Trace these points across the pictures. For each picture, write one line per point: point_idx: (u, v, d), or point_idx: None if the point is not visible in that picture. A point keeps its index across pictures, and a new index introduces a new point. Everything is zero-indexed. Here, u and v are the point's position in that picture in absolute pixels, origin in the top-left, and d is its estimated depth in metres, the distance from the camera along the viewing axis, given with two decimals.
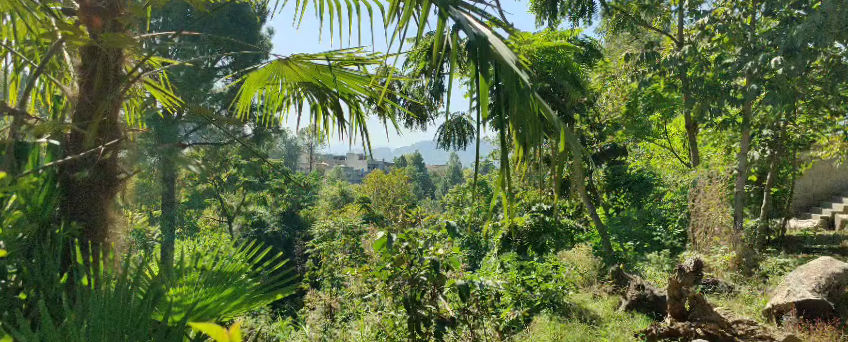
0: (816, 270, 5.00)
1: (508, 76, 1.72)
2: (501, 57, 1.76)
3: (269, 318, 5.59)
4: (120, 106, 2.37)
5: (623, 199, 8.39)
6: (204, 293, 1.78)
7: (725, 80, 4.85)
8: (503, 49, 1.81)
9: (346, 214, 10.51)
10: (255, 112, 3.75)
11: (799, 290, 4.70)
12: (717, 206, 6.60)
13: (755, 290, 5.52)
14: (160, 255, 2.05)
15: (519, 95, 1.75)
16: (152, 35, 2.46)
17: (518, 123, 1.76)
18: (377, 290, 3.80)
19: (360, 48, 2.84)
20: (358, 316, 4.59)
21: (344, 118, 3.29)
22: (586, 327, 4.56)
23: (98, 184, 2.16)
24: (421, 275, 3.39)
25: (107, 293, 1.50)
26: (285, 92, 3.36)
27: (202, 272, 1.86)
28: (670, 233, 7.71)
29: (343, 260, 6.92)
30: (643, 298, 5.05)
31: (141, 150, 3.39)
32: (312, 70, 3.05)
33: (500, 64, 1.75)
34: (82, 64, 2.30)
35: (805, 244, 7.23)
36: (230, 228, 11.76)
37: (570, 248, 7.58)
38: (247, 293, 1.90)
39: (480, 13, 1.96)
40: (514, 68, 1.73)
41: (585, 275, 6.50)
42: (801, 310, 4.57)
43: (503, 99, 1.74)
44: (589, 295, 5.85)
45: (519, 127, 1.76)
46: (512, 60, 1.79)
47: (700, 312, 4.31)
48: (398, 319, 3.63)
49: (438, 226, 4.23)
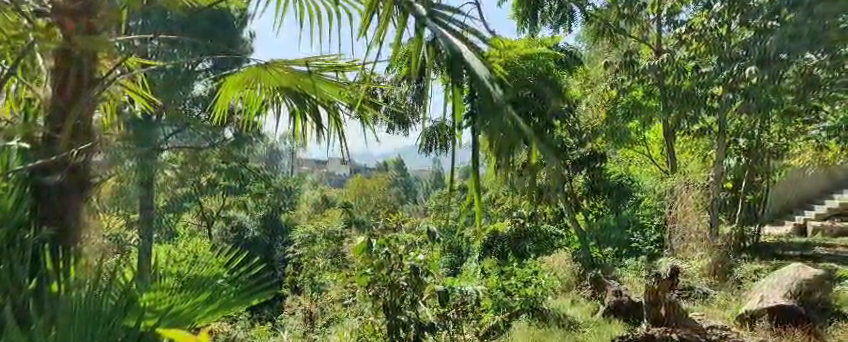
0: (790, 277, 5.11)
1: (480, 86, 1.75)
2: (474, 68, 1.78)
3: (248, 324, 5.55)
4: (95, 109, 2.40)
5: (603, 205, 8.37)
6: (180, 299, 1.76)
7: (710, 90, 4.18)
8: (476, 63, 1.81)
9: (329, 220, 10.52)
10: (235, 115, 3.74)
11: (772, 297, 4.86)
12: (695, 213, 6.91)
13: (730, 296, 5.64)
14: (136, 262, 2.01)
15: (496, 108, 1.73)
16: (131, 39, 2.46)
17: (494, 130, 1.74)
18: (358, 295, 3.82)
19: (338, 55, 2.86)
20: (338, 321, 4.61)
21: (322, 125, 3.34)
22: (565, 332, 4.61)
23: (71, 188, 2.18)
24: (401, 281, 3.43)
25: (83, 296, 1.49)
26: (263, 96, 3.35)
27: (177, 278, 1.83)
28: (647, 239, 7.88)
29: (324, 266, 6.91)
30: (621, 303, 5.11)
31: (120, 153, 3.34)
32: (291, 77, 3.08)
33: (472, 75, 1.77)
34: (55, 66, 2.31)
35: (778, 250, 7.45)
36: (211, 233, 11.69)
37: (550, 254, 7.65)
38: (224, 299, 1.85)
39: (459, 24, 1.91)
40: (487, 83, 1.75)
41: (565, 281, 6.56)
42: (774, 315, 4.63)
43: (476, 107, 1.77)
44: (569, 300, 5.92)
45: (496, 133, 1.75)
46: (489, 73, 1.82)
47: (677, 317, 4.37)
48: (378, 325, 3.64)
49: (418, 231, 4.29)
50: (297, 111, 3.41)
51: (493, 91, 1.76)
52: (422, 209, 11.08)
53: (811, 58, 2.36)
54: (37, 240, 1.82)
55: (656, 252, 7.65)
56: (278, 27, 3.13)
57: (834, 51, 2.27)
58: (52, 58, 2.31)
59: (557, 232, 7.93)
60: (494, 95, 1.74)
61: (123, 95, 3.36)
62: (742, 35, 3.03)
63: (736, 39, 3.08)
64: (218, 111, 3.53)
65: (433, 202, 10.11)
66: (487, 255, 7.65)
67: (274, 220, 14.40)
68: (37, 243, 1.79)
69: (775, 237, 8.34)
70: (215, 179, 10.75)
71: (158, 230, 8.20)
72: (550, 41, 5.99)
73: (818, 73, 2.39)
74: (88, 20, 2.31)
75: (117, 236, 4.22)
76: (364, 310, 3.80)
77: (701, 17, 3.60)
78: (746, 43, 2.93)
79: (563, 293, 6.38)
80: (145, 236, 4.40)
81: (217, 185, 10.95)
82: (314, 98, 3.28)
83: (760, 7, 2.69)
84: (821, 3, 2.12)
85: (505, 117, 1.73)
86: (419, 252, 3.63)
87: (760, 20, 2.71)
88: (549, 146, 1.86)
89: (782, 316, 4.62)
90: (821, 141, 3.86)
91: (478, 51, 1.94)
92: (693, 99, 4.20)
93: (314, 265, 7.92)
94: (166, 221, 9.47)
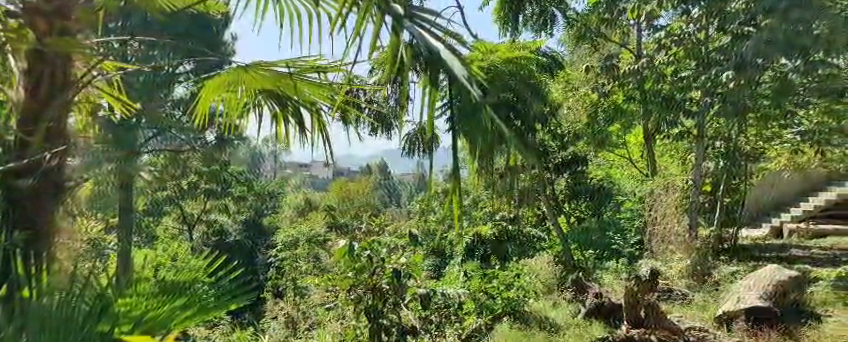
0: (764, 278, 5.17)
1: (460, 87, 1.75)
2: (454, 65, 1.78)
3: (228, 329, 5.50)
4: (69, 111, 2.37)
5: (584, 208, 8.46)
6: (157, 303, 1.71)
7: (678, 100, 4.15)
8: (455, 63, 1.81)
9: (312, 223, 10.48)
10: (215, 118, 3.70)
11: (748, 297, 4.89)
12: (674, 215, 7.00)
13: (708, 297, 5.73)
14: (114, 267, 1.99)
15: (476, 110, 1.74)
16: (107, 41, 2.43)
17: (470, 130, 1.74)
18: (339, 298, 3.82)
19: (320, 56, 2.87)
20: (320, 324, 4.58)
21: (305, 127, 3.32)
22: (545, 334, 4.64)
23: (45, 192, 2.16)
24: (382, 284, 3.43)
25: (55, 304, 1.45)
26: (244, 99, 3.33)
27: (152, 282, 1.77)
28: (627, 242, 7.70)
29: (306, 269, 6.87)
30: (602, 305, 5.17)
31: (98, 156, 3.29)
32: (273, 79, 3.10)
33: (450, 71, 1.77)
34: (27, 68, 2.27)
35: (755, 252, 7.57)
36: (192, 236, 11.57)
37: (531, 257, 7.70)
38: (204, 301, 1.84)
39: (439, 28, 1.92)
40: (467, 84, 1.75)
41: (546, 283, 6.63)
42: (750, 316, 4.71)
43: (455, 103, 1.77)
44: (550, 302, 5.96)
45: (471, 134, 1.74)
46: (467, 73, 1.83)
47: (656, 319, 4.49)
48: (359, 329, 3.63)
49: (400, 234, 4.30)
50: (279, 114, 3.40)
51: (472, 90, 1.76)
52: (406, 211, 11.07)
53: (786, 63, 2.38)
54: (7, 244, 1.79)
55: (637, 254, 7.72)
56: (259, 27, 2.99)
57: (807, 56, 2.27)
58: (23, 58, 2.29)
59: (540, 234, 7.99)
60: (474, 94, 1.75)
61: (99, 97, 3.31)
62: (719, 40, 3.08)
63: (715, 45, 3.11)
64: (198, 114, 3.48)
65: (416, 205, 10.09)
66: (470, 258, 7.66)
67: (257, 223, 14.28)
68: (8, 247, 1.76)
69: (753, 239, 8.43)
70: (197, 182, 10.60)
71: (138, 234, 8.13)
72: (532, 44, 6.02)
73: (793, 78, 2.37)
74: (62, 22, 2.28)
75: (95, 240, 4.17)
76: (346, 313, 3.80)
77: (680, 22, 3.63)
78: (723, 48, 2.96)
79: (545, 295, 6.45)
80: (124, 239, 4.35)
81: (198, 188, 10.84)
82: (296, 100, 3.28)
83: (737, 11, 2.73)
84: (797, 9, 2.14)
85: (484, 119, 1.73)
86: (402, 255, 3.62)
87: (736, 26, 2.77)
88: (529, 147, 1.86)
89: (758, 317, 4.75)
90: (795, 145, 3.92)
91: (460, 54, 1.94)
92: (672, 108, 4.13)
93: (296, 269, 7.87)
94: (146, 225, 9.34)
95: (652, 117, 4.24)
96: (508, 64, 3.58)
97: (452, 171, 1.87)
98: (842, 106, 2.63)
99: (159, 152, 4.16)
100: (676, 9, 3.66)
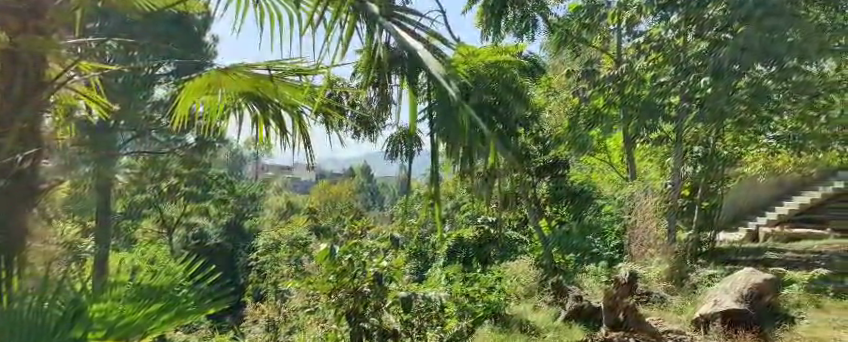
0: (741, 281, 5.23)
1: (438, 84, 1.74)
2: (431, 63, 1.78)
3: (209, 333, 5.46)
4: (42, 110, 2.33)
5: (565, 211, 8.82)
6: (132, 308, 1.61)
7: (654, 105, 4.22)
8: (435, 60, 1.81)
9: (294, 227, 10.44)
10: (196, 121, 3.68)
11: (725, 300, 4.97)
12: (653, 218, 7.11)
13: (686, 301, 5.82)
14: (89, 270, 1.97)
15: (452, 108, 1.75)
16: (82, 41, 2.38)
17: (445, 125, 1.79)
18: (320, 302, 3.77)
19: (301, 59, 2.78)
20: (302, 328, 4.57)
21: (285, 129, 3.29)
22: (526, 338, 4.70)
23: (18, 194, 2.16)
24: (364, 288, 3.41)
25: (24, 312, 1.41)
26: (225, 101, 3.32)
27: (127, 286, 1.67)
28: (607, 245, 8.16)
29: (288, 272, 6.83)
30: (581, 309, 5.24)
31: (73, 158, 3.23)
32: (252, 80, 3.08)
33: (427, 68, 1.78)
34: (1, 69, 2.24)
35: (733, 254, 7.70)
36: (171, 240, 11.43)
37: (513, 261, 7.74)
38: (183, 304, 1.75)
39: (419, 27, 1.91)
40: (446, 78, 1.75)
41: (527, 286, 6.70)
42: (726, 318, 4.77)
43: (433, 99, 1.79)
44: (531, 306, 6.02)
45: (448, 130, 1.79)
46: (446, 72, 1.83)
47: (635, 321, 4.56)
48: (340, 333, 3.62)
49: (382, 237, 4.30)
50: (260, 117, 3.39)
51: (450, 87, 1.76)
52: (389, 215, 11.09)
53: (761, 70, 2.42)
54: None
55: (616, 257, 7.83)
56: (239, 29, 3.05)
57: (782, 63, 2.33)
58: None
59: (522, 238, 8.06)
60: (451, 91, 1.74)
61: (77, 100, 3.25)
62: (697, 47, 3.17)
63: (692, 51, 3.14)
64: (178, 116, 3.46)
65: (399, 209, 10.12)
66: (452, 262, 7.70)
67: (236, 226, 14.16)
68: None
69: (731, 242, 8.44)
70: (176, 185, 10.50)
71: (115, 237, 8.01)
72: (513, 49, 6.11)
73: (767, 84, 2.39)
74: (36, 23, 2.25)
75: (72, 244, 4.10)
76: (327, 317, 3.76)
77: (658, 29, 3.69)
78: (701, 54, 3.01)
79: (526, 298, 6.50)
80: (100, 243, 4.28)
81: (178, 191, 10.71)
82: (276, 103, 3.25)
83: (714, 18, 2.86)
84: (770, 17, 2.31)
85: (462, 118, 1.73)
86: (384, 259, 3.60)
87: (714, 32, 2.88)
88: (508, 150, 1.85)
89: (735, 319, 4.78)
90: (771, 150, 4.00)
91: (442, 55, 1.92)
92: (644, 124, 4.30)
93: (278, 272, 7.84)
94: (125, 228, 9.23)
95: (631, 123, 4.30)
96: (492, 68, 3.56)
97: (432, 173, 1.89)
98: (816, 112, 2.60)
99: (137, 154, 4.07)
100: (656, 16, 3.79)
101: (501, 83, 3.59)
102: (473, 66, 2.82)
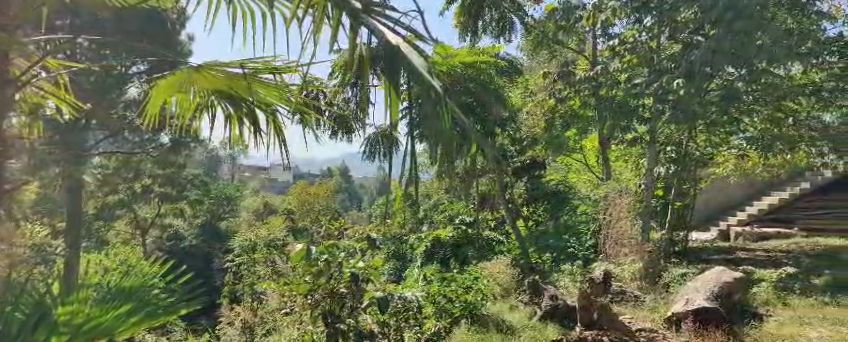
0: (713, 279, 5.31)
1: (420, 79, 1.69)
2: (413, 61, 1.72)
3: (182, 335, 5.37)
4: (6, 109, 2.26)
5: (542, 211, 8.90)
6: (99, 311, 1.55)
7: None
8: (416, 56, 1.75)
9: (271, 228, 10.37)
10: (169, 119, 3.63)
11: (695, 299, 5.03)
12: (627, 218, 6.94)
13: (659, 299, 5.89)
14: (52, 273, 1.91)
15: (436, 108, 1.70)
16: (48, 39, 2.32)
17: (427, 125, 1.74)
18: (296, 303, 3.75)
19: (274, 58, 2.75)
20: (277, 330, 4.53)
21: (260, 128, 3.26)
22: (501, 337, 4.73)
23: None
24: (340, 289, 3.38)
25: None
26: (197, 100, 3.28)
27: (96, 289, 1.61)
28: (583, 244, 7.80)
29: (264, 273, 6.77)
30: (557, 307, 5.29)
31: (41, 157, 3.15)
32: (226, 78, 3.02)
33: (409, 70, 1.71)
34: None
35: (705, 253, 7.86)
36: (145, 241, 11.24)
37: (490, 260, 7.79)
38: (156, 307, 1.68)
39: (395, 23, 1.82)
40: (427, 76, 1.70)
41: (504, 285, 6.73)
42: (698, 316, 4.85)
43: (414, 98, 1.73)
44: (507, 305, 6.06)
45: (430, 130, 1.74)
46: (428, 68, 1.78)
47: (608, 321, 4.61)
48: (316, 333, 3.60)
49: (359, 237, 4.30)
50: (233, 116, 3.36)
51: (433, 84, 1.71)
52: (367, 216, 11.08)
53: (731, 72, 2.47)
54: None
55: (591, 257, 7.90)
56: (211, 27, 2.99)
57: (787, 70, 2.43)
58: None
59: (499, 238, 8.14)
60: (433, 92, 1.68)
61: (45, 99, 3.17)
62: (670, 49, 3.25)
63: (666, 54, 3.23)
64: (149, 115, 3.41)
65: (377, 209, 10.11)
66: (430, 263, 7.71)
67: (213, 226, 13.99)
68: None
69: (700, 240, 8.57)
70: (151, 186, 10.36)
71: (87, 239, 7.87)
72: (490, 49, 6.17)
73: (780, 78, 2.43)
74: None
75: (40, 246, 3.99)
76: (304, 318, 3.74)
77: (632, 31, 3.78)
78: (674, 56, 3.08)
79: (503, 297, 6.54)
80: (71, 246, 4.19)
81: (151, 192, 10.58)
82: (251, 101, 3.21)
83: (686, 21, 2.93)
84: None
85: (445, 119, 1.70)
86: (361, 259, 3.58)
87: (687, 35, 2.95)
88: (491, 150, 1.82)
89: (705, 317, 4.84)
90: (741, 150, 4.10)
91: (425, 53, 1.85)
92: (617, 124, 4.37)
93: (254, 273, 7.77)
94: (98, 230, 9.04)
95: (606, 124, 4.36)
96: (468, 69, 3.56)
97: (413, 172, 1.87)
98: None
99: (109, 154, 3.99)
100: (630, 18, 3.87)
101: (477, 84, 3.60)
102: (449, 66, 2.82)
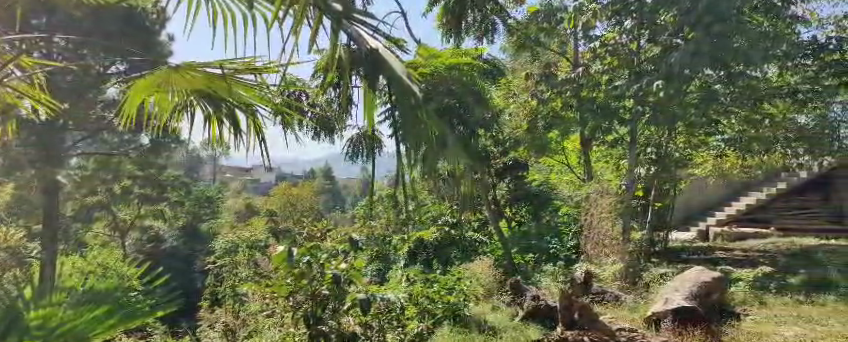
0: (691, 279, 5.37)
1: (398, 86, 1.68)
2: (392, 67, 1.72)
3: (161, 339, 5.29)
4: None
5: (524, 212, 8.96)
6: (75, 315, 1.49)
7: (613, 102, 4.30)
8: (395, 63, 1.76)
9: (254, 230, 10.28)
10: (148, 119, 3.58)
11: (674, 299, 5.07)
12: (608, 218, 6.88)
13: (639, 299, 5.95)
14: (24, 277, 1.85)
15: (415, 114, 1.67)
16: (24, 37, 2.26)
17: (406, 130, 1.71)
18: (278, 304, 3.72)
19: (254, 58, 2.71)
20: (258, 332, 4.49)
21: (240, 128, 3.24)
22: (482, 337, 4.75)
23: None
24: (322, 291, 3.35)
25: None
26: (176, 100, 3.23)
27: (71, 294, 1.55)
28: (565, 245, 7.97)
29: (245, 276, 6.72)
30: (539, 308, 5.33)
31: None
32: (205, 79, 2.96)
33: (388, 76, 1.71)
34: None
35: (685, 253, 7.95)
36: (124, 244, 11.06)
37: (473, 261, 7.80)
38: (136, 310, 1.63)
39: (373, 29, 1.81)
40: (406, 82, 1.69)
41: (487, 286, 6.74)
42: (677, 315, 4.89)
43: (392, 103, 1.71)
44: (490, 306, 6.07)
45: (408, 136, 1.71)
46: (407, 74, 1.77)
47: (590, 321, 4.63)
48: (298, 335, 3.56)
49: (341, 238, 4.29)
50: (214, 116, 3.34)
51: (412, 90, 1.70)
52: (350, 218, 11.04)
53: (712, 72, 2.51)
54: None
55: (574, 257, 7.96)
56: (190, 27, 2.94)
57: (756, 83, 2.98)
58: None
59: (483, 238, 8.17)
60: (413, 97, 1.66)
61: (20, 98, 3.08)
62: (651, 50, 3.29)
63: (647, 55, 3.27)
64: (127, 114, 3.36)
65: (359, 210, 10.05)
66: (412, 264, 7.68)
67: (194, 227, 13.81)
68: None
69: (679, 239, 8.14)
70: (130, 187, 10.19)
71: (65, 241, 7.72)
72: (472, 50, 6.16)
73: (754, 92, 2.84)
74: None
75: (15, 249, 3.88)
76: (286, 319, 3.71)
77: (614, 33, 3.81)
78: None
79: (485, 297, 6.56)
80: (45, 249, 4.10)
81: (131, 193, 10.42)
82: (231, 102, 3.17)
83: None
84: None
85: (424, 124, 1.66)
86: (342, 260, 3.55)
87: None
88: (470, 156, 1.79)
89: (684, 317, 4.87)
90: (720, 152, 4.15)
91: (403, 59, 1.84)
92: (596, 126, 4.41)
93: (235, 274, 7.70)
94: (75, 232, 8.89)
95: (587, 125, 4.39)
96: (449, 70, 3.56)
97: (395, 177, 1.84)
98: None
99: None
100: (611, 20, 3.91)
101: (460, 85, 3.61)
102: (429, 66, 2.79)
